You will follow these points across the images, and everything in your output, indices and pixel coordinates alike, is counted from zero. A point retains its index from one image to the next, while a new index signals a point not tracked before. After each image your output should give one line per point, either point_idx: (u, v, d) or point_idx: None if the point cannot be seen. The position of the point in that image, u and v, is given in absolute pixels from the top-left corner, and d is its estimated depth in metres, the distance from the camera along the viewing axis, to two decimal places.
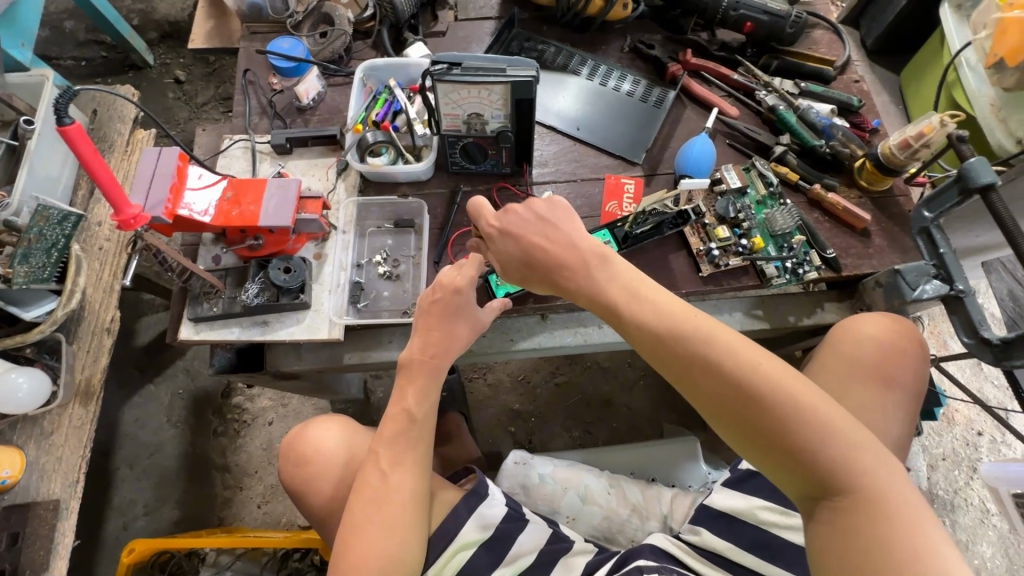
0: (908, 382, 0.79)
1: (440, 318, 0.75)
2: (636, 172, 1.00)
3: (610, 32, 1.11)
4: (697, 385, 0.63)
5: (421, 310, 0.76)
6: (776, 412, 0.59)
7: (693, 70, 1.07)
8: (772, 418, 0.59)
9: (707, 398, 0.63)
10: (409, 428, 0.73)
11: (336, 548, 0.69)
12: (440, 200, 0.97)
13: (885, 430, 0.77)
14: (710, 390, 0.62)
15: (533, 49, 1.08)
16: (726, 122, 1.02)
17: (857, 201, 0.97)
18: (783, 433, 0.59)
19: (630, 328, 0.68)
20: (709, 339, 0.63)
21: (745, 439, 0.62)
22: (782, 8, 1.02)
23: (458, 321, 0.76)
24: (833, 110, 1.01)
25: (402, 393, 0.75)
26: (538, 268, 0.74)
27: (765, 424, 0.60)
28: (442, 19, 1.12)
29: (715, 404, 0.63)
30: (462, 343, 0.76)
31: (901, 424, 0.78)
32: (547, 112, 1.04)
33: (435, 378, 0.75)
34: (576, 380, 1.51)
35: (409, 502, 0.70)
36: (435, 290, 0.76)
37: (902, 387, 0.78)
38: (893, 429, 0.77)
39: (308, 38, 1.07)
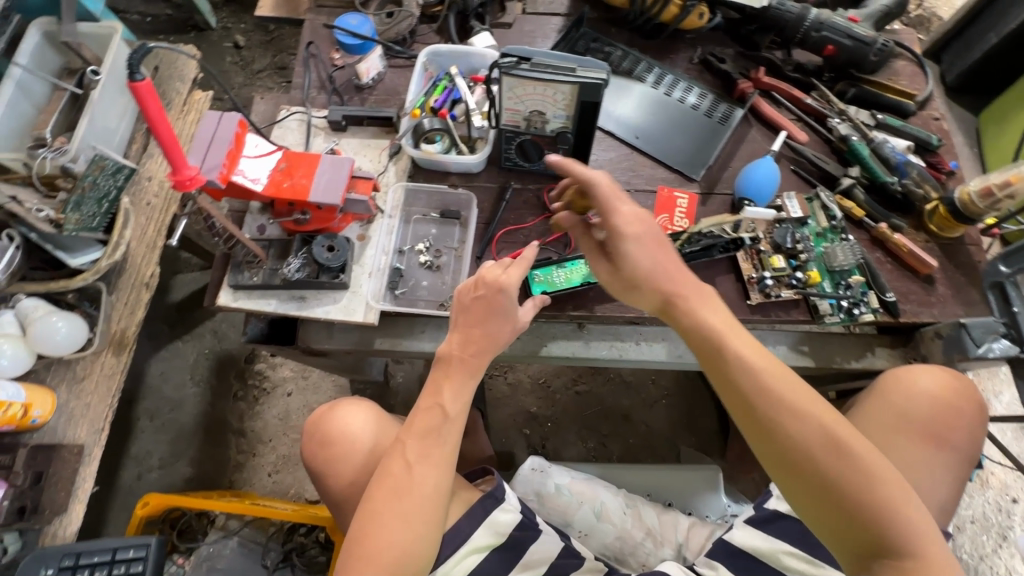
0: (961, 445, 0.74)
1: (479, 315, 0.73)
2: (692, 188, 0.97)
3: (680, 42, 1.08)
4: (781, 431, 0.59)
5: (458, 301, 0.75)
6: (861, 467, 0.57)
7: (764, 89, 1.03)
8: (857, 473, 0.57)
9: (791, 444, 0.59)
10: (441, 424, 0.72)
11: (351, 533, 0.68)
12: (489, 195, 0.95)
13: (928, 490, 0.72)
14: (795, 437, 0.59)
15: (600, 51, 1.06)
16: (793, 147, 0.98)
17: (924, 245, 0.92)
18: (862, 493, 0.56)
19: (719, 361, 0.64)
20: (800, 384, 0.61)
21: (821, 492, 0.58)
22: (868, 34, 0.97)
23: (497, 319, 0.74)
24: (910, 147, 0.96)
25: (437, 388, 0.73)
26: (651, 282, 0.68)
27: (849, 485, 0.57)
28: (510, 11, 1.10)
29: (794, 451, 0.59)
30: (499, 337, 0.74)
31: (947, 488, 0.73)
32: (607, 117, 1.01)
33: (472, 378, 0.74)
34: (597, 392, 1.48)
35: (433, 499, 0.69)
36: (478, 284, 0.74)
37: (953, 448, 0.73)
38: (936, 490, 0.72)
39: (375, 17, 1.06)
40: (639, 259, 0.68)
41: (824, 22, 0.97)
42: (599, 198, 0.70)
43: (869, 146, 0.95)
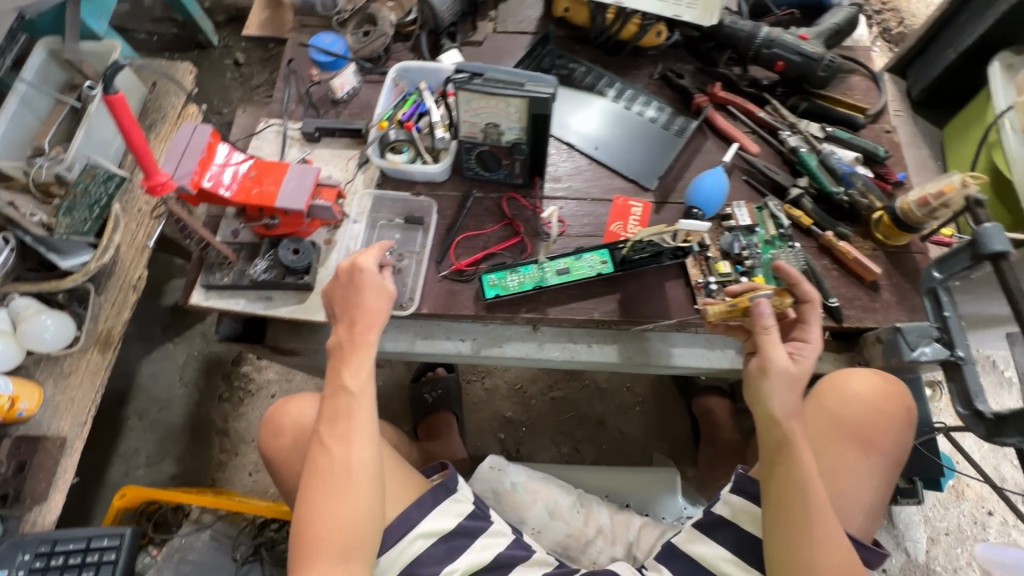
0: (888, 450, 0.75)
1: (348, 295, 0.80)
2: (647, 198, 1.01)
3: (642, 58, 1.13)
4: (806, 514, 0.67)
5: (332, 287, 0.82)
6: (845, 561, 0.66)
7: (720, 103, 1.07)
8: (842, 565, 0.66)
9: (811, 529, 0.66)
10: (349, 404, 0.75)
11: (298, 523, 0.71)
12: (452, 203, 1.00)
13: (855, 494, 0.73)
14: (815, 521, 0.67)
15: (564, 67, 1.11)
16: (745, 158, 1.02)
17: (870, 253, 0.95)
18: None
19: (783, 448, 0.69)
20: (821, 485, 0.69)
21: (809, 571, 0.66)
22: (816, 50, 1.01)
23: (366, 293, 0.80)
24: (857, 158, 0.99)
25: (337, 371, 0.76)
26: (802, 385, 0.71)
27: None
28: (481, 30, 1.16)
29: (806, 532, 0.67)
30: (374, 309, 0.79)
31: (874, 492, 0.74)
32: (568, 129, 1.06)
33: (366, 350, 0.77)
34: (573, 398, 1.51)
35: (364, 474, 0.72)
36: (351, 266, 0.81)
37: (878, 451, 0.74)
38: (863, 493, 0.73)
39: (352, 35, 1.12)
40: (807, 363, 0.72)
41: (774, 40, 1.01)
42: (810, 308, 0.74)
43: (817, 158, 0.98)
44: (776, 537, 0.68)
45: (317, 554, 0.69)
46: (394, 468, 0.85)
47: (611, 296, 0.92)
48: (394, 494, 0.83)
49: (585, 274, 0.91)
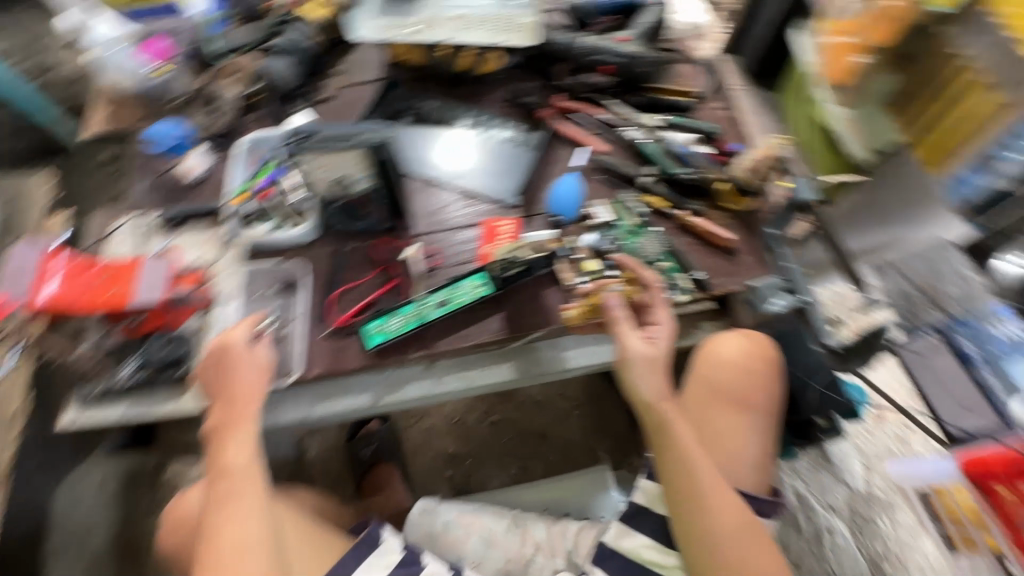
0: (763, 407, 0.79)
1: (222, 375, 0.81)
2: (514, 213, 1.03)
3: (487, 84, 1.17)
4: (693, 482, 0.69)
5: (204, 369, 0.82)
6: (739, 518, 0.68)
7: (565, 112, 1.12)
8: (737, 520, 0.67)
9: (699, 495, 0.68)
10: (230, 485, 0.74)
11: None
12: (324, 260, 1.00)
13: (739, 453, 0.77)
14: (703, 486, 0.68)
15: (415, 107, 1.14)
16: (597, 159, 1.06)
17: (724, 221, 1.00)
18: (735, 537, 0.66)
19: (661, 426, 0.72)
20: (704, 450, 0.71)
21: (708, 537, 0.67)
22: (634, 51, 1.10)
23: (235, 371, 0.81)
24: (696, 139, 1.06)
25: (216, 455, 0.77)
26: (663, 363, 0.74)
27: (731, 534, 0.67)
28: (327, 86, 1.17)
29: (697, 501, 0.68)
30: (249, 386, 0.80)
31: (758, 449, 0.78)
32: (428, 164, 1.09)
33: (246, 426, 0.78)
34: (512, 418, 1.52)
35: (261, 547, 0.70)
36: (221, 345, 0.82)
37: (753, 408, 0.79)
38: (746, 450, 0.77)
39: (196, 115, 1.11)
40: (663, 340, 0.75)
41: (594, 47, 1.11)
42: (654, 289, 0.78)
43: (658, 146, 1.06)
44: (678, 515, 0.69)
45: None
46: (303, 538, 0.82)
47: (495, 316, 0.94)
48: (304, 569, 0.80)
49: (464, 302, 0.92)
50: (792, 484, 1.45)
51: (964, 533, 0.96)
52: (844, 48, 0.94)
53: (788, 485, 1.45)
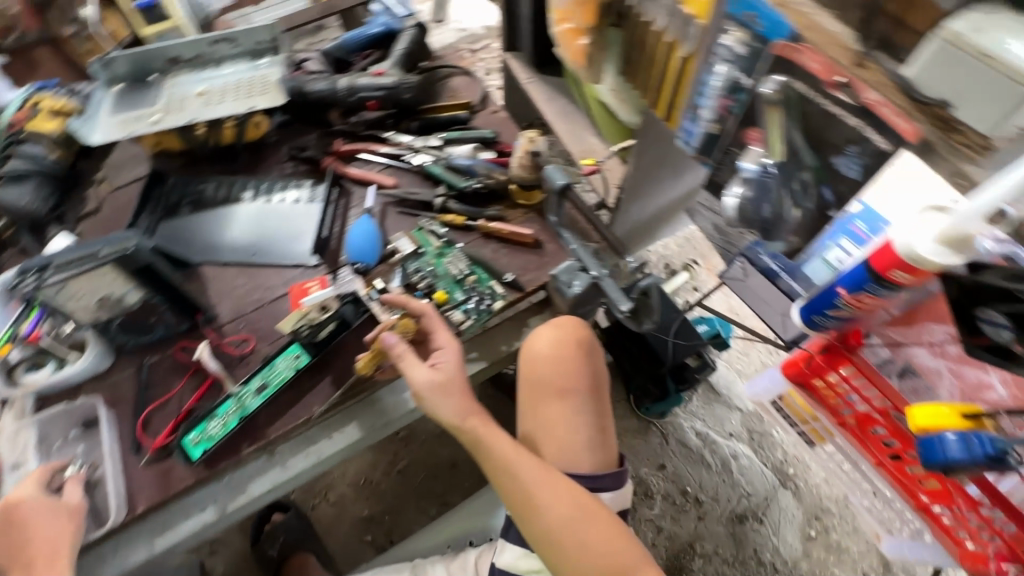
0: (582, 386, 0.82)
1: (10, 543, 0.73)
2: (320, 272, 1.01)
3: (266, 149, 1.15)
4: (518, 487, 0.71)
5: None
6: (569, 505, 0.70)
7: (349, 156, 1.13)
8: (566, 508, 0.69)
9: (525, 497, 0.70)
10: None
11: None
12: (127, 383, 0.92)
13: (571, 438, 0.79)
14: (527, 488, 0.70)
15: (194, 191, 1.08)
16: (388, 194, 1.07)
17: (524, 218, 1.04)
18: (568, 525, 0.68)
19: (476, 445, 0.73)
20: (523, 452, 0.73)
21: (544, 534, 0.69)
22: (390, 81, 1.10)
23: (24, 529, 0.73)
24: (475, 147, 1.09)
25: None
26: (455, 385, 0.74)
27: (564, 524, 0.68)
28: (92, 197, 1.09)
29: (526, 504, 0.70)
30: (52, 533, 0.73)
31: (588, 427, 0.80)
32: (219, 247, 1.03)
33: None
34: (418, 458, 1.48)
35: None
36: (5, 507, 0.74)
37: (572, 392, 0.82)
38: (577, 433, 0.79)
39: None
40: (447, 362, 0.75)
41: (353, 87, 1.10)
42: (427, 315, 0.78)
43: (443, 165, 1.07)
44: (517, 521, 0.71)
45: None
46: None
47: (323, 382, 0.91)
48: None
49: (284, 378, 0.89)
50: (690, 425, 1.48)
51: (814, 428, 1.04)
52: (571, 33, 0.98)
53: (687, 428, 1.48)
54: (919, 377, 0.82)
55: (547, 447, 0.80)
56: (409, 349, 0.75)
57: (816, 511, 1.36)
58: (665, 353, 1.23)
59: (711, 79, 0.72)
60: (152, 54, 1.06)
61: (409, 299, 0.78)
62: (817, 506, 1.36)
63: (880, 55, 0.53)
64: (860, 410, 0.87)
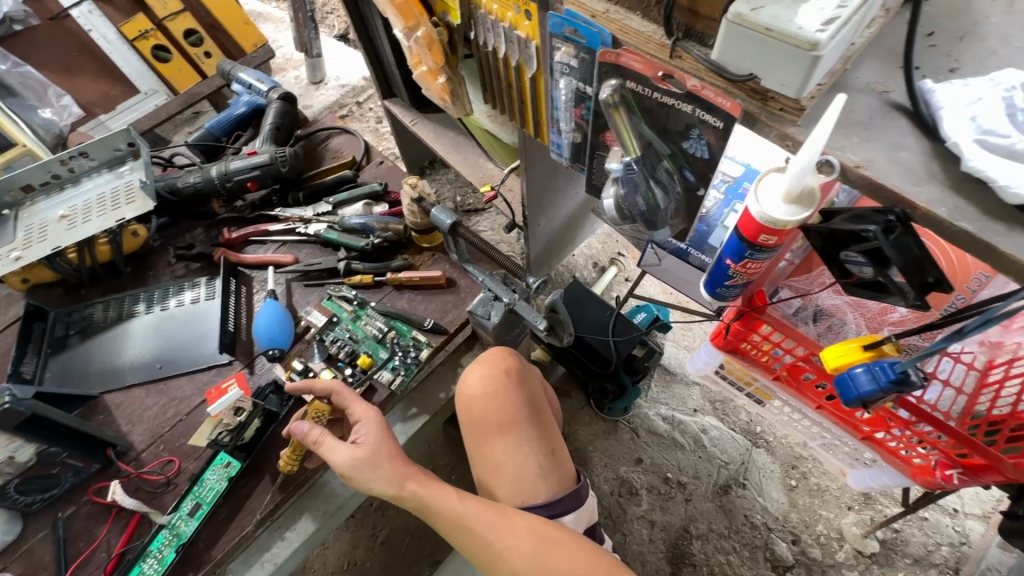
0: (522, 414, 0.81)
1: None
2: (236, 368, 0.96)
3: (153, 255, 1.10)
4: (473, 535, 0.69)
5: None
6: (528, 539, 0.68)
7: (242, 242, 1.10)
8: (527, 544, 0.68)
9: (483, 544, 0.68)
10: None
11: None
12: (45, 544, 0.83)
13: (523, 470, 0.78)
14: (482, 533, 0.69)
15: (80, 318, 1.01)
16: (289, 270, 1.04)
17: (433, 260, 1.04)
18: (531, 560, 0.67)
19: (423, 506, 0.71)
20: (472, 500, 0.71)
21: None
22: (264, 157, 1.09)
23: None
24: (366, 203, 1.10)
25: None
26: (384, 453, 0.72)
27: (528, 560, 0.67)
28: None
29: (487, 550, 0.68)
30: None
31: (538, 454, 0.79)
32: (119, 371, 0.96)
33: None
34: (398, 525, 1.37)
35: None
36: None
37: (513, 422, 0.81)
38: (527, 463, 0.78)
39: None
40: (368, 434, 0.73)
41: (227, 172, 1.08)
42: (339, 394, 0.77)
43: (338, 229, 1.06)
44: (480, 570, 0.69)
45: None
46: None
47: (262, 483, 0.86)
48: None
49: (218, 492, 0.83)
50: (656, 413, 1.41)
51: (759, 387, 1.06)
52: (429, 75, 0.99)
53: (654, 416, 1.40)
54: (830, 316, 0.87)
55: (502, 486, 0.78)
56: (325, 432, 0.73)
57: (791, 460, 1.33)
58: (609, 353, 1.24)
59: (558, 95, 0.77)
60: (1, 187, 0.99)
61: (316, 382, 0.79)
62: (790, 455, 1.33)
63: (687, 45, 0.56)
64: (788, 361, 0.90)
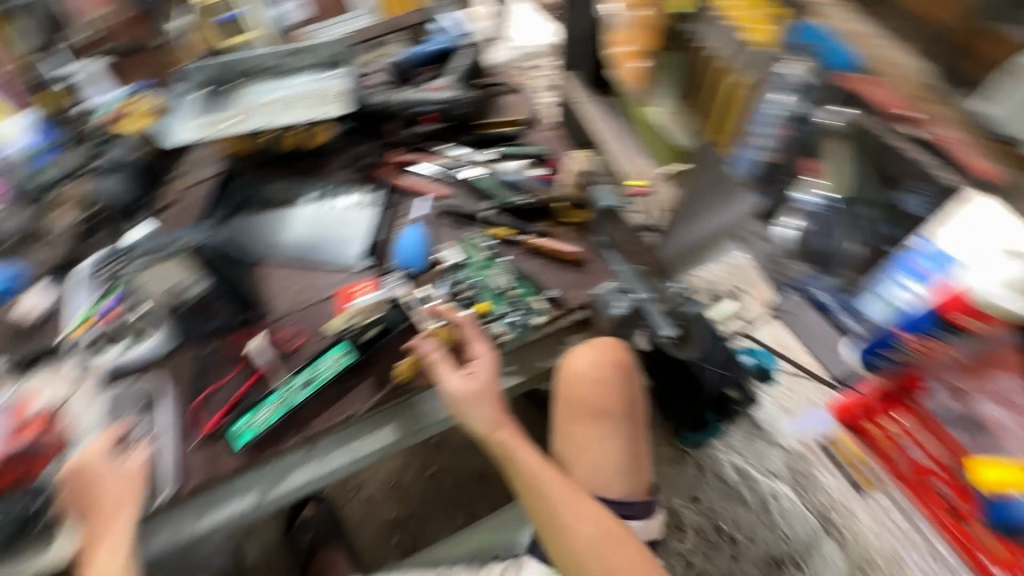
0: (619, 409, 0.83)
1: (104, 485, 0.85)
2: (369, 276, 1.04)
3: (328, 155, 1.21)
4: (544, 501, 0.71)
5: (76, 490, 0.86)
6: (594, 526, 0.69)
7: (404, 166, 1.18)
8: (591, 530, 0.69)
9: (549, 513, 0.71)
10: None
11: None
12: (186, 366, 0.98)
13: (604, 461, 0.80)
14: (553, 501, 0.71)
15: (258, 193, 1.15)
16: (441, 204, 1.10)
17: (570, 235, 1.05)
18: (591, 546, 0.68)
19: (506, 456, 0.74)
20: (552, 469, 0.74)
21: (564, 553, 0.69)
22: (450, 96, 1.17)
23: (114, 475, 0.86)
24: (527, 163, 1.14)
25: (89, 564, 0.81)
26: (489, 394, 0.75)
27: (588, 545, 0.68)
28: (170, 193, 1.18)
29: (552, 520, 0.70)
30: (130, 485, 0.85)
31: (622, 452, 0.80)
32: (277, 246, 1.08)
33: (122, 536, 0.82)
34: (449, 468, 1.50)
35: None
36: (83, 466, 0.87)
37: (609, 413, 0.82)
38: (610, 456, 0.80)
39: (39, 254, 1.10)
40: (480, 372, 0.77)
41: (413, 100, 1.16)
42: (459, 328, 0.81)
43: (492, 179, 1.12)
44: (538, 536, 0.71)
45: None
46: None
47: (364, 382, 0.94)
48: None
49: (329, 375, 0.92)
50: (728, 460, 1.34)
51: (868, 475, 1.08)
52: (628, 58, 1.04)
53: (726, 463, 1.34)
54: (986, 429, 0.77)
55: (579, 467, 0.81)
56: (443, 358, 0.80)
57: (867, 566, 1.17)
58: None
59: (766, 108, 0.76)
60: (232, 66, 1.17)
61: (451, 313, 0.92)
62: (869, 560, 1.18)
63: (957, 91, 0.59)
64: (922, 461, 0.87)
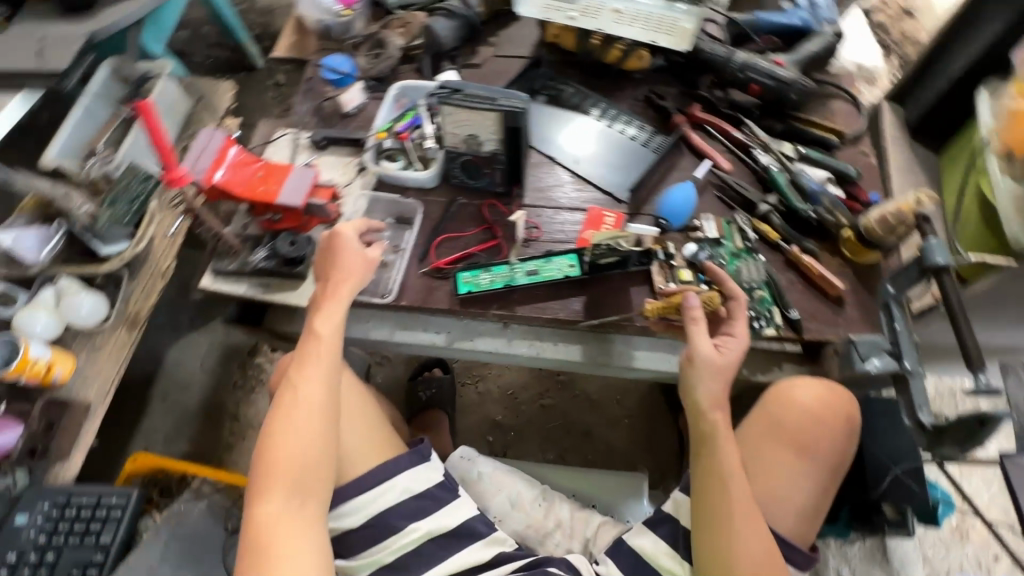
0: (821, 457, 0.85)
1: (343, 255, 0.91)
2: (620, 209, 1.06)
3: (629, 81, 1.20)
4: (725, 488, 0.78)
5: (319, 253, 0.94)
6: (759, 533, 0.76)
7: (698, 123, 1.13)
8: (754, 535, 0.76)
9: (724, 501, 0.78)
10: (317, 346, 0.84)
11: (264, 442, 0.78)
12: (439, 206, 1.08)
13: (784, 490, 0.84)
14: (733, 493, 0.78)
15: (553, 87, 1.19)
16: (718, 175, 1.07)
17: (839, 269, 0.99)
18: (747, 546, 0.75)
19: (705, 433, 0.82)
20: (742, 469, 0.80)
21: (718, 535, 0.77)
22: (789, 75, 1.06)
23: (352, 253, 0.92)
24: (828, 178, 1.04)
25: (310, 319, 0.86)
26: (722, 375, 0.83)
27: (745, 543, 0.75)
28: (480, 53, 1.25)
29: (725, 508, 0.77)
30: (363, 267, 0.92)
31: (805, 493, 0.84)
32: (552, 144, 1.12)
33: (345, 305, 0.88)
34: (561, 408, 1.55)
35: (320, 411, 0.80)
36: (333, 234, 0.93)
37: (813, 454, 0.85)
38: (792, 489, 0.84)
39: (364, 57, 1.24)
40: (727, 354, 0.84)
41: (747, 64, 1.08)
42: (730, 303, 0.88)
43: (788, 177, 1.03)
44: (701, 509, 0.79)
45: (277, 477, 0.76)
46: (355, 428, 0.92)
47: (578, 297, 0.98)
48: (361, 452, 0.91)
49: (554, 276, 0.97)
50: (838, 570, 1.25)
51: None
52: None
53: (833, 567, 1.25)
54: None
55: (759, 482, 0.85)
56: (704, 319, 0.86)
57: None
58: None
59: None
60: None
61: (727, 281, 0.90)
62: None
63: None
64: None
